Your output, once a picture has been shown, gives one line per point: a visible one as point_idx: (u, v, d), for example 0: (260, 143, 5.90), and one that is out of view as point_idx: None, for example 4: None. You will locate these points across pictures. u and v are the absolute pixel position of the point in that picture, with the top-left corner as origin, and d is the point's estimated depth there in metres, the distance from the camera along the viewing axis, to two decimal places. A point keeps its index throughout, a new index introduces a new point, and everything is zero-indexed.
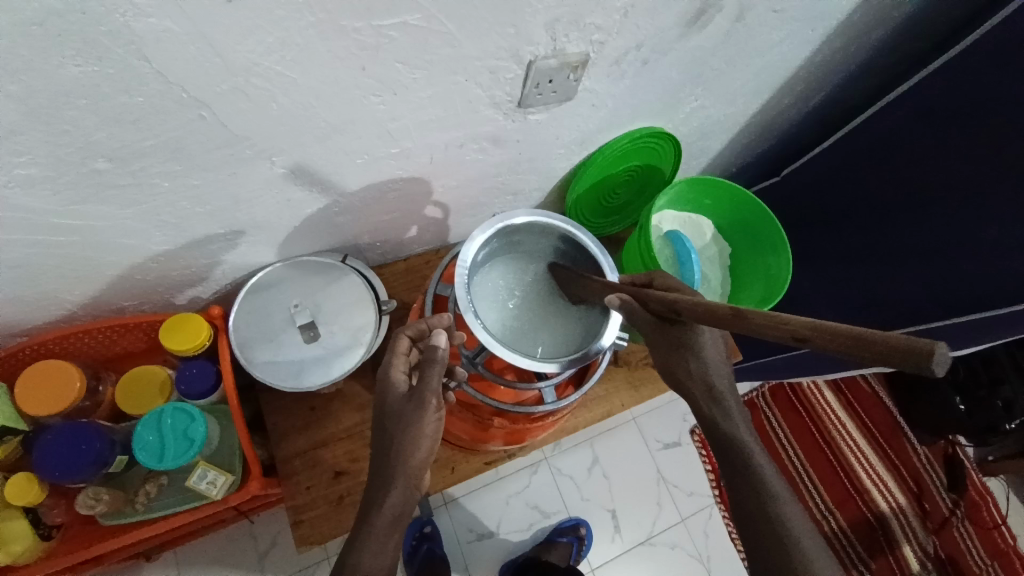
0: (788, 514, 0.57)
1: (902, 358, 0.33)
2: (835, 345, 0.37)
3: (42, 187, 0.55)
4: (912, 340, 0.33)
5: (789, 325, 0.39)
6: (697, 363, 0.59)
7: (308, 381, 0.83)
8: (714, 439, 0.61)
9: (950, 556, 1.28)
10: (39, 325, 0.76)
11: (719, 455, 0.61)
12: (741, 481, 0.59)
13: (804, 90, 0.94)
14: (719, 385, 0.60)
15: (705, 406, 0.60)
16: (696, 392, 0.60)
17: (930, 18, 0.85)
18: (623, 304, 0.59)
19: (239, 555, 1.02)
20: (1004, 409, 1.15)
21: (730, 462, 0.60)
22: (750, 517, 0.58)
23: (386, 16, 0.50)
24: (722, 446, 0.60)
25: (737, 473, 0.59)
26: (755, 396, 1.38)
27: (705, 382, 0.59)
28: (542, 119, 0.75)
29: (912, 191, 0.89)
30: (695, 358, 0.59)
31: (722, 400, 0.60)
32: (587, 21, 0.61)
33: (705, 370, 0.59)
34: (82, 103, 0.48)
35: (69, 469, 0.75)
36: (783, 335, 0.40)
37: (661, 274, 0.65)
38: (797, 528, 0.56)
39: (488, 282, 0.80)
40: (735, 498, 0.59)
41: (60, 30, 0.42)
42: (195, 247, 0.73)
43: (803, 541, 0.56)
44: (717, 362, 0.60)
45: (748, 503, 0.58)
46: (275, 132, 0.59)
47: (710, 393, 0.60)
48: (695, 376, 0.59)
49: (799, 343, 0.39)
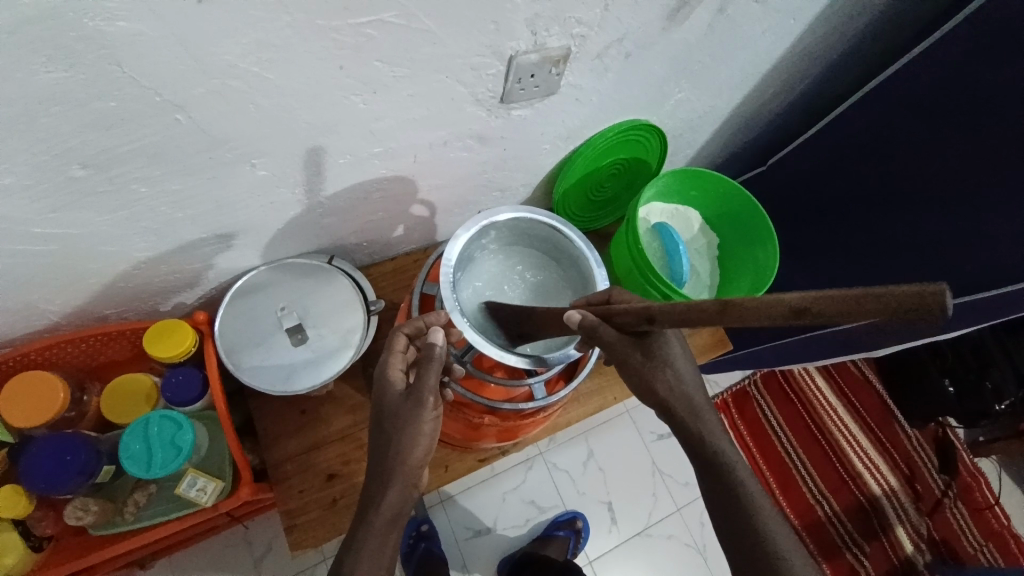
0: (772, 526, 0.57)
1: (912, 306, 0.34)
2: (839, 310, 0.36)
3: (19, 196, 0.54)
4: (918, 287, 0.34)
5: (785, 300, 0.39)
6: (674, 375, 0.61)
7: (297, 385, 0.82)
8: (695, 454, 0.61)
9: (944, 538, 1.29)
10: (23, 335, 0.75)
11: (703, 472, 0.61)
12: (724, 495, 0.59)
13: (789, 79, 0.94)
14: (694, 395, 0.61)
15: (688, 420, 0.61)
16: (676, 406, 0.61)
17: (911, 4, 0.85)
18: (586, 322, 0.58)
19: (236, 560, 1.02)
20: (993, 393, 1.16)
21: (713, 474, 0.60)
22: (737, 530, 0.58)
23: (364, 15, 0.50)
24: (704, 460, 0.61)
25: (720, 487, 0.59)
26: (748, 384, 1.37)
27: (683, 395, 0.61)
28: (527, 115, 0.75)
29: (897, 178, 0.89)
30: (670, 370, 0.60)
31: (701, 412, 0.61)
32: (569, 15, 0.61)
33: (681, 381, 0.61)
34: (56, 111, 0.47)
35: (54, 481, 0.74)
36: (781, 312, 0.40)
37: (618, 290, 0.63)
38: (782, 542, 0.56)
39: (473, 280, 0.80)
40: (720, 514, 0.59)
41: (29, 36, 0.41)
42: (179, 252, 0.72)
43: (785, 550, 0.55)
44: (690, 373, 0.62)
45: (735, 515, 0.58)
46: (256, 134, 0.58)
47: (690, 405, 0.61)
48: (673, 389, 0.60)
49: (799, 315, 0.38)
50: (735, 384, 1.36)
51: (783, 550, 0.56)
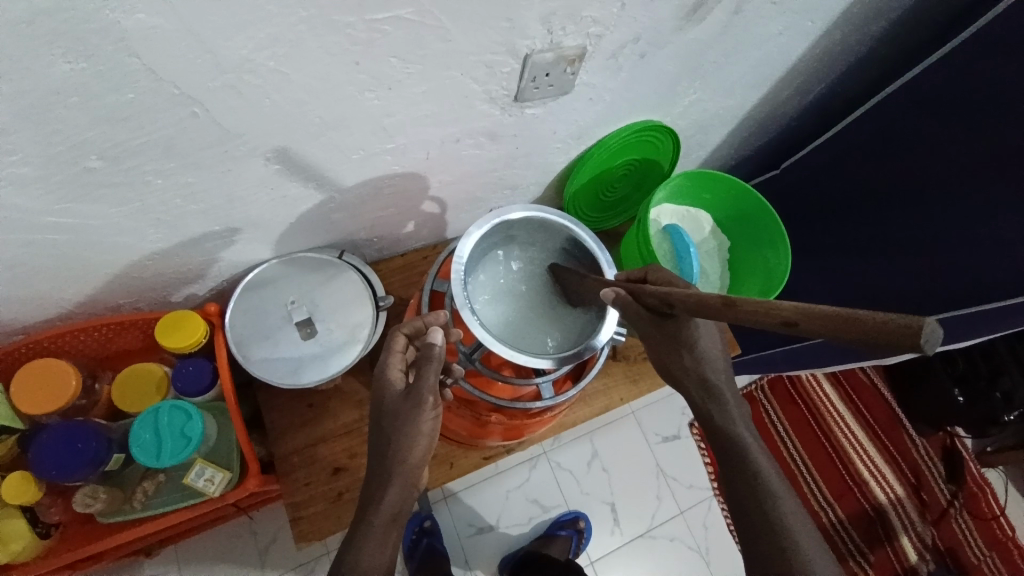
0: (787, 513, 0.56)
1: (892, 335, 0.32)
2: (825, 329, 0.36)
3: (34, 187, 0.54)
4: (903, 317, 0.32)
5: (778, 311, 0.38)
6: (693, 359, 0.58)
7: (305, 378, 0.83)
8: (709, 432, 0.61)
9: (949, 547, 1.29)
10: (35, 323, 0.76)
11: (717, 451, 0.61)
12: (736, 480, 0.59)
13: (803, 83, 0.93)
14: (715, 379, 0.59)
15: (699, 399, 0.60)
16: (692, 387, 0.60)
17: (930, 9, 0.84)
18: (618, 299, 0.59)
19: (240, 550, 1.03)
20: (1003, 401, 1.14)
21: (727, 457, 0.60)
22: (746, 511, 0.57)
23: (379, 11, 0.50)
24: (718, 440, 0.60)
25: (734, 471, 0.59)
26: (754, 388, 1.38)
27: (701, 379, 0.59)
28: (539, 113, 0.75)
29: (911, 185, 0.88)
30: (690, 354, 0.58)
31: (717, 394, 0.60)
32: (583, 14, 0.60)
33: (700, 365, 0.59)
34: (72, 102, 0.47)
35: (66, 468, 0.75)
36: (773, 322, 0.39)
37: (655, 268, 0.63)
38: (798, 533, 0.55)
39: (479, 291, 0.78)
40: (732, 495, 0.59)
41: (48, 28, 0.41)
42: (191, 244, 0.73)
43: (799, 540, 0.55)
44: (713, 357, 0.59)
45: (751, 508, 0.57)
46: (269, 128, 0.59)
47: (706, 387, 0.60)
48: (690, 371, 0.59)
49: (790, 328, 0.38)
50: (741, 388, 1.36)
51: (797, 543, 0.55)
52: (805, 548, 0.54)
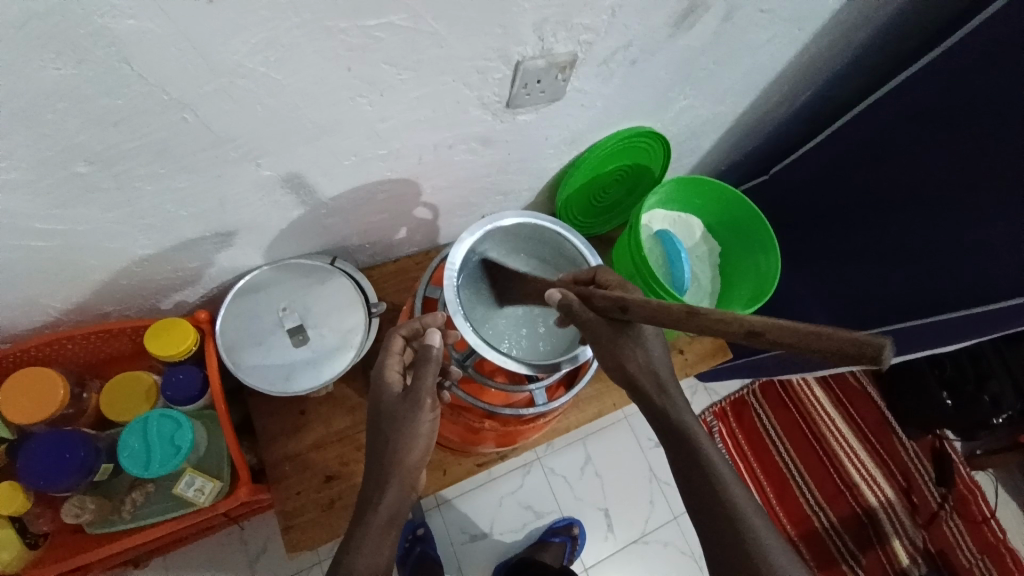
0: (750, 517, 0.55)
1: (855, 353, 0.34)
2: (789, 340, 0.36)
3: (22, 191, 0.54)
4: (867, 336, 0.33)
5: (743, 320, 0.39)
6: (644, 353, 0.60)
7: (296, 385, 0.82)
8: (664, 431, 0.60)
9: (940, 550, 1.29)
10: (23, 331, 0.75)
11: (674, 453, 0.60)
12: (697, 482, 0.57)
13: (793, 88, 0.94)
14: (664, 374, 0.60)
15: (654, 396, 0.60)
16: (645, 384, 0.60)
17: (915, 16, 0.85)
18: (564, 301, 0.59)
19: (231, 560, 1.01)
20: (992, 405, 1.15)
21: (683, 456, 0.59)
22: (710, 513, 0.55)
23: (373, 17, 0.50)
24: (678, 443, 0.59)
25: (692, 476, 0.57)
26: (746, 393, 1.38)
27: (653, 374, 0.60)
28: (532, 119, 0.75)
29: (898, 188, 0.89)
30: (643, 349, 0.59)
31: (669, 388, 0.60)
32: (576, 21, 0.61)
33: (650, 358, 0.60)
34: (62, 106, 0.47)
35: (53, 478, 0.73)
36: (738, 331, 0.39)
37: (604, 269, 0.65)
38: (769, 543, 0.53)
39: (472, 306, 0.74)
40: (693, 500, 0.57)
41: (37, 32, 0.41)
42: (181, 250, 0.72)
43: (767, 544, 0.53)
44: (661, 353, 0.61)
45: (719, 524, 0.55)
46: (259, 134, 0.58)
47: (658, 382, 0.60)
48: (644, 367, 0.59)
49: (754, 338, 0.38)
50: (732, 393, 1.37)
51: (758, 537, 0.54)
52: (773, 556, 0.53)
